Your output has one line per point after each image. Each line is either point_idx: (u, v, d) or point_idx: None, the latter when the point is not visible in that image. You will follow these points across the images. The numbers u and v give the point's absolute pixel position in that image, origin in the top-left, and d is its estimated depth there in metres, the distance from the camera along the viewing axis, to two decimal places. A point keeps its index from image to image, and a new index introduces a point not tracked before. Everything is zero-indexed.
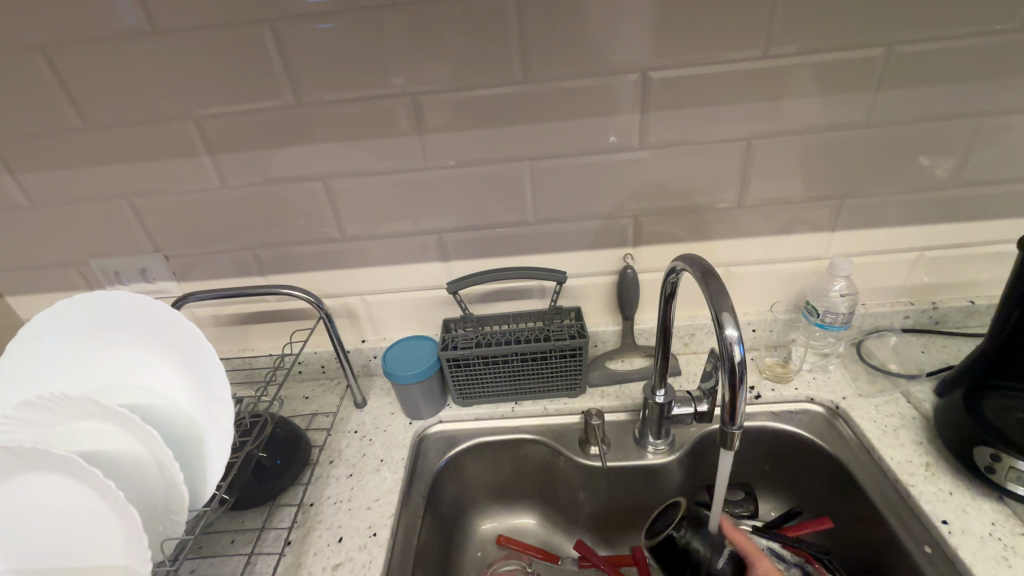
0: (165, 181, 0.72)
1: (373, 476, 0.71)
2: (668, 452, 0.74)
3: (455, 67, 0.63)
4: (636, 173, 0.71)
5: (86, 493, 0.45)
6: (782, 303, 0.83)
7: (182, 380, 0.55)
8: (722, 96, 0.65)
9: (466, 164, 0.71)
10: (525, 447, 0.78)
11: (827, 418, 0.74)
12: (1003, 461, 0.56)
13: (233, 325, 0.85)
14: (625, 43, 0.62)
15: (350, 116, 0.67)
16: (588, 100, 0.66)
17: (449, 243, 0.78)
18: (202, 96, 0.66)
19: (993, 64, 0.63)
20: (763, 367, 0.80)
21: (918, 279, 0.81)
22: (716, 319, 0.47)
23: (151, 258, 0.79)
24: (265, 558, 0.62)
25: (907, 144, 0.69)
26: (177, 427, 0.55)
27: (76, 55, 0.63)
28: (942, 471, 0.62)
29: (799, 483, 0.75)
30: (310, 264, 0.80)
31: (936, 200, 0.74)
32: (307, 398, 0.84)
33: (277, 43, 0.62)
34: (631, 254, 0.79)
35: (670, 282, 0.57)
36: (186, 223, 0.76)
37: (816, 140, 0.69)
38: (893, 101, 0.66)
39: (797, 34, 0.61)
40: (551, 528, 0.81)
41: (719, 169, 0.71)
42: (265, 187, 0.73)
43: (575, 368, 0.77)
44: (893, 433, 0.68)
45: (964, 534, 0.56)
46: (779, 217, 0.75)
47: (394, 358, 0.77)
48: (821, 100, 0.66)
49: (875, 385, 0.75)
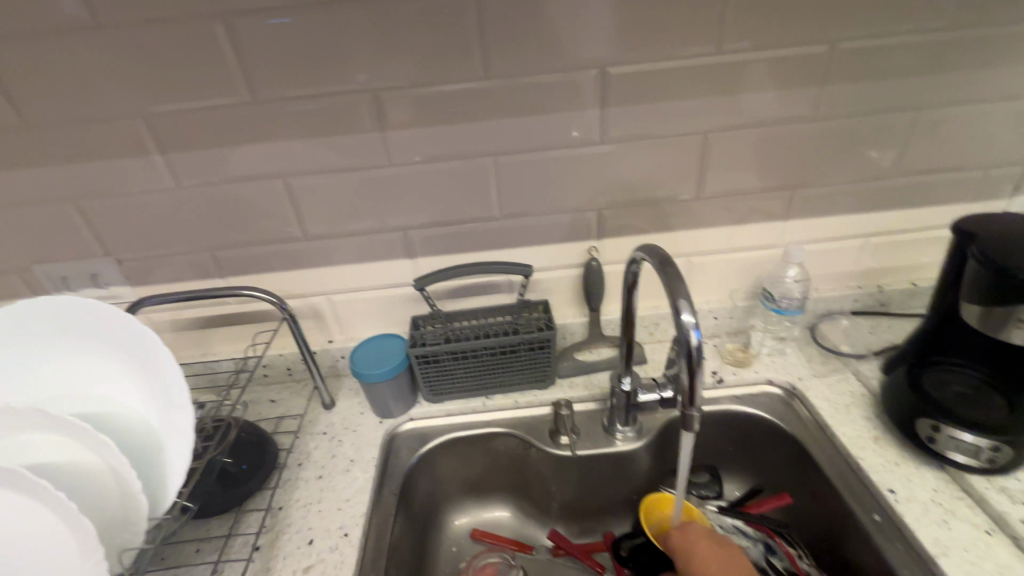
0: (115, 182, 0.70)
1: (344, 477, 0.70)
2: (636, 438, 0.76)
3: (415, 63, 0.63)
4: (598, 167, 0.73)
5: (36, 507, 0.43)
6: (740, 291, 0.86)
7: (137, 386, 0.53)
8: (678, 91, 0.67)
9: (430, 161, 0.70)
10: (497, 441, 0.79)
11: (784, 399, 0.77)
12: (942, 430, 0.60)
13: (193, 329, 0.82)
14: (583, 39, 0.63)
15: (309, 112, 0.66)
16: (548, 95, 0.66)
17: (415, 240, 0.77)
18: (152, 93, 0.63)
19: (926, 60, 0.67)
20: (724, 353, 0.83)
21: (866, 264, 0.85)
22: (673, 305, 0.48)
23: (102, 262, 0.76)
24: (232, 565, 0.60)
25: (852, 135, 0.72)
26: (134, 434, 0.53)
27: (11, 49, 0.60)
28: (889, 444, 0.66)
29: (760, 463, 0.78)
30: (272, 265, 0.78)
31: (879, 188, 0.78)
32: (272, 402, 0.83)
33: (230, 38, 0.60)
34: (595, 246, 0.80)
35: (631, 272, 0.59)
36: (138, 225, 0.73)
37: (767, 133, 0.71)
38: (838, 94, 0.69)
39: (747, 31, 0.64)
40: (524, 519, 0.82)
41: (678, 162, 0.73)
42: (222, 186, 0.71)
43: (544, 361, 0.78)
44: (844, 410, 0.72)
45: (908, 502, 0.59)
46: (735, 208, 0.78)
47: (361, 357, 0.76)
48: (771, 95, 0.68)
49: (828, 366, 0.79)
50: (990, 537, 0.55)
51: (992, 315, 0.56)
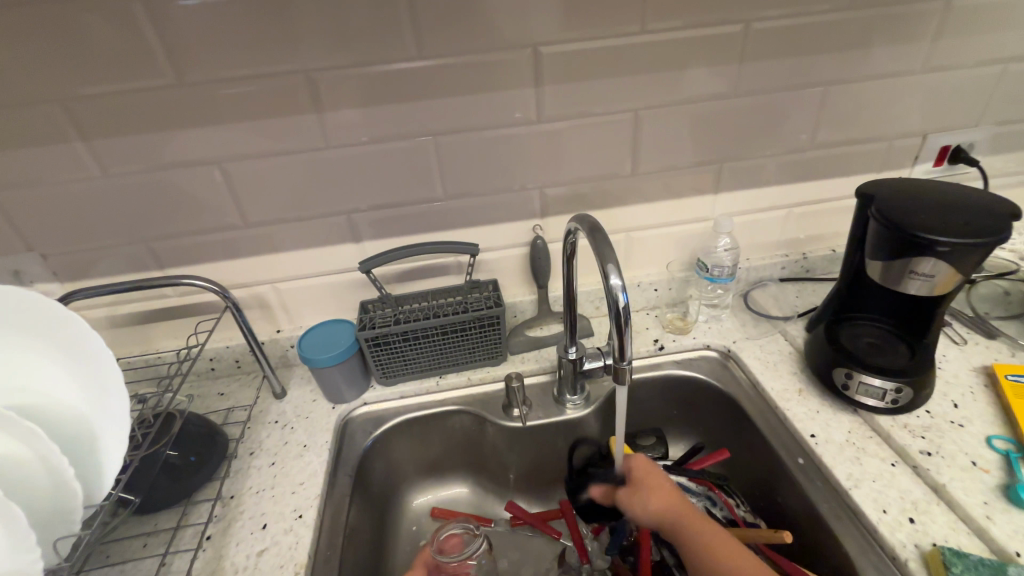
0: (34, 172, 0.66)
1: (297, 461, 0.70)
2: (584, 405, 0.79)
3: (350, 43, 0.63)
4: (538, 146, 0.75)
5: None
6: (678, 262, 0.90)
7: (61, 376, 0.52)
8: (608, 70, 0.70)
9: (370, 142, 0.71)
10: (452, 418, 0.80)
11: (721, 361, 0.83)
12: (854, 377, 0.66)
13: (131, 325, 0.80)
14: (515, 18, 0.65)
15: (241, 95, 0.65)
16: (485, 75, 0.68)
17: (360, 224, 0.78)
18: (70, 76, 0.61)
19: (833, 39, 0.73)
20: (666, 323, 0.88)
21: (790, 233, 0.91)
22: (602, 269, 0.51)
23: (26, 258, 0.72)
24: (182, 556, 0.59)
25: (771, 111, 0.78)
26: (58, 424, 0.51)
27: None
28: (811, 394, 0.72)
29: (701, 423, 0.84)
30: (212, 254, 0.77)
31: (798, 161, 0.84)
32: (222, 395, 0.81)
33: (152, 18, 0.59)
34: (539, 224, 0.83)
35: (569, 243, 0.62)
36: (64, 216, 0.70)
37: (694, 110, 0.76)
38: (755, 72, 0.74)
39: (669, 12, 0.67)
40: (483, 494, 0.84)
41: (613, 140, 0.76)
42: (154, 173, 0.69)
43: (495, 338, 0.80)
44: (773, 367, 0.77)
45: (827, 443, 0.65)
46: (669, 183, 0.82)
47: (311, 343, 0.76)
48: (696, 73, 0.72)
49: (759, 328, 0.85)
50: (895, 469, 0.61)
51: (891, 270, 0.62)
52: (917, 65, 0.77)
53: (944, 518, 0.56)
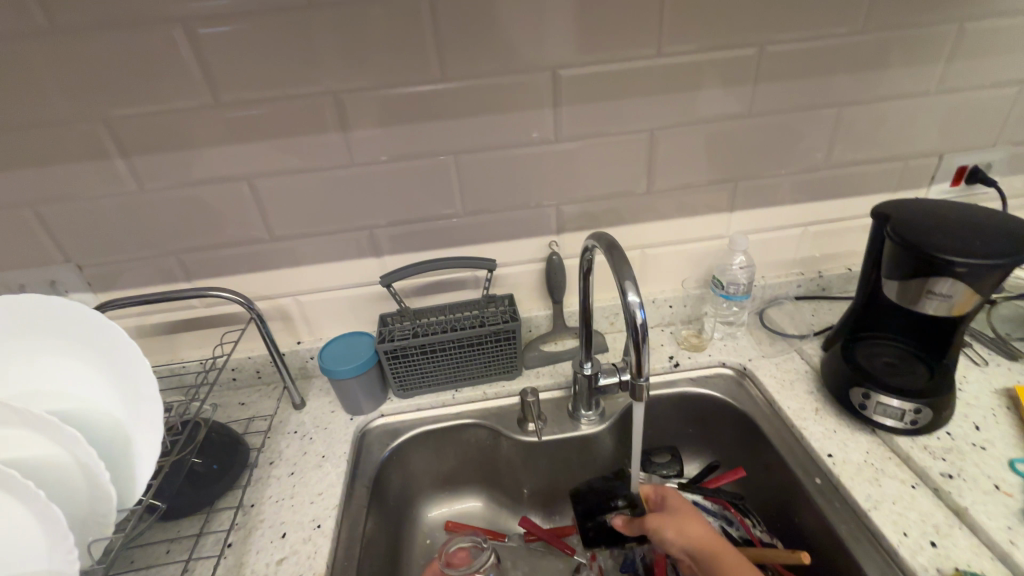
0: (75, 188, 0.70)
1: (315, 472, 0.71)
2: (599, 421, 0.79)
3: (376, 66, 0.66)
4: (556, 164, 0.77)
5: (3, 501, 0.43)
6: (693, 279, 0.91)
7: (102, 382, 0.54)
8: (624, 92, 0.72)
9: (393, 160, 0.73)
10: (467, 432, 0.81)
11: (736, 379, 0.83)
12: (871, 397, 0.66)
13: (158, 335, 0.82)
14: (535, 43, 0.67)
15: (272, 115, 0.68)
16: (504, 96, 0.70)
17: (381, 238, 0.80)
18: (113, 97, 0.64)
19: (848, 61, 0.74)
20: (680, 339, 0.88)
21: (805, 251, 0.92)
22: (620, 287, 0.52)
23: (63, 269, 0.76)
24: (203, 562, 0.61)
25: (785, 132, 0.79)
26: (100, 429, 0.54)
27: None
28: (828, 413, 0.72)
29: (716, 440, 0.83)
30: (238, 267, 0.79)
31: (813, 180, 0.85)
32: (242, 404, 0.83)
33: (191, 44, 0.62)
34: (556, 241, 0.84)
35: (586, 259, 0.63)
36: (101, 230, 0.73)
37: (709, 130, 0.77)
38: (769, 94, 0.75)
39: (685, 36, 0.69)
40: (497, 508, 0.84)
41: (628, 158, 0.78)
42: (186, 189, 0.72)
43: (511, 352, 0.81)
44: (789, 385, 0.77)
45: (845, 463, 0.65)
46: (685, 201, 0.83)
47: (331, 354, 0.77)
48: (712, 94, 0.74)
49: (775, 346, 0.85)
50: (915, 491, 0.61)
51: (909, 289, 0.62)
52: (932, 86, 0.78)
53: (966, 542, 0.55)
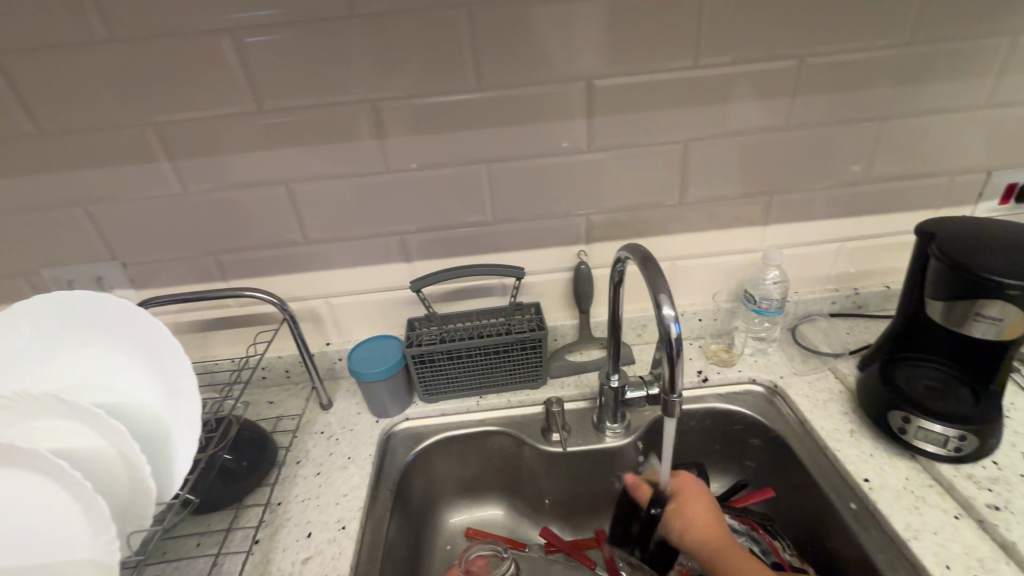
0: (123, 188, 0.72)
1: (341, 473, 0.72)
2: (624, 434, 0.78)
3: (413, 75, 0.67)
4: (587, 174, 0.77)
5: (53, 489, 0.45)
6: (723, 292, 0.90)
7: (145, 377, 0.56)
8: (659, 103, 0.72)
9: (425, 168, 0.74)
10: (490, 439, 0.81)
11: (767, 396, 0.81)
12: (912, 422, 0.63)
13: (194, 332, 0.85)
14: (571, 53, 0.67)
15: (311, 122, 0.69)
16: (538, 106, 0.71)
17: (412, 244, 0.81)
18: (162, 103, 0.67)
19: (891, 75, 0.72)
20: (709, 354, 0.87)
21: (842, 267, 0.89)
22: (654, 299, 0.52)
23: (108, 266, 0.79)
24: (232, 557, 0.62)
25: (824, 146, 0.77)
26: (142, 423, 0.56)
27: (28, 63, 0.63)
28: (865, 436, 0.69)
29: (744, 459, 0.81)
30: (272, 268, 0.81)
31: (852, 195, 0.82)
32: (271, 403, 0.85)
33: (237, 52, 0.64)
34: (584, 250, 0.84)
35: (618, 270, 0.63)
36: (145, 229, 0.76)
37: (745, 143, 0.76)
38: (808, 106, 0.74)
39: (723, 47, 0.68)
40: (518, 517, 0.84)
41: (661, 170, 0.77)
42: (227, 192, 0.74)
43: (536, 361, 0.81)
44: (823, 405, 0.75)
45: (882, 489, 0.62)
46: (717, 214, 0.82)
47: (359, 357, 0.79)
48: (750, 106, 0.73)
49: (808, 364, 0.82)
50: (959, 522, 0.58)
51: (954, 312, 0.60)
52: (981, 101, 0.75)
53: None
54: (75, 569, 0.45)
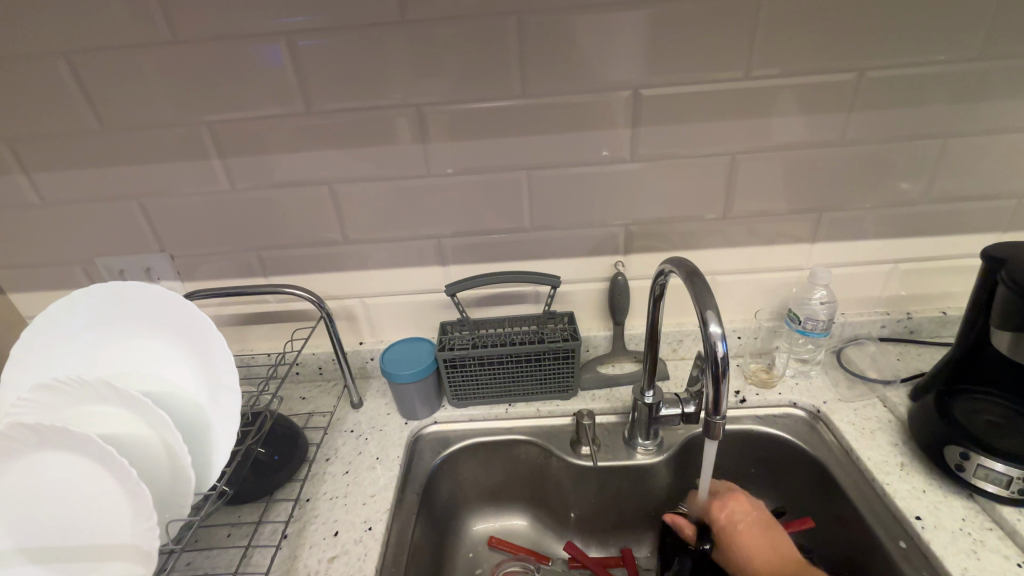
0: (175, 183, 0.75)
1: (369, 473, 0.72)
2: (656, 452, 0.76)
3: (458, 80, 0.67)
4: (628, 184, 0.75)
5: (100, 473, 0.47)
6: (765, 311, 0.87)
7: (190, 369, 0.58)
8: (707, 114, 0.70)
9: (465, 172, 0.74)
10: (518, 448, 0.80)
11: (809, 421, 0.78)
12: (971, 459, 0.59)
13: (233, 325, 0.87)
14: (618, 62, 0.66)
15: (356, 124, 0.70)
16: (581, 114, 0.70)
17: (448, 248, 0.81)
18: (216, 102, 0.69)
19: (958, 90, 0.68)
20: (748, 373, 0.84)
21: (893, 289, 0.85)
22: (700, 316, 0.50)
23: (157, 257, 0.81)
24: (261, 551, 0.63)
25: (881, 163, 0.74)
26: (183, 413, 0.57)
27: (94, 61, 0.66)
28: (916, 471, 0.66)
29: (782, 485, 0.78)
30: (311, 266, 0.83)
31: (908, 215, 0.78)
32: (304, 399, 0.86)
33: (290, 55, 0.66)
34: (622, 261, 0.82)
35: (659, 284, 0.61)
36: (193, 224, 0.78)
37: (795, 157, 0.73)
38: (865, 122, 0.71)
39: (777, 59, 0.66)
40: (542, 529, 0.83)
41: (706, 182, 0.75)
42: (272, 190, 0.75)
43: (568, 371, 0.80)
44: (870, 434, 0.71)
45: (936, 530, 0.59)
46: (762, 229, 0.79)
47: (392, 357, 0.79)
48: (802, 119, 0.70)
49: (854, 391, 0.79)
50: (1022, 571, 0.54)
51: None
52: None
53: None
54: (118, 553, 0.47)
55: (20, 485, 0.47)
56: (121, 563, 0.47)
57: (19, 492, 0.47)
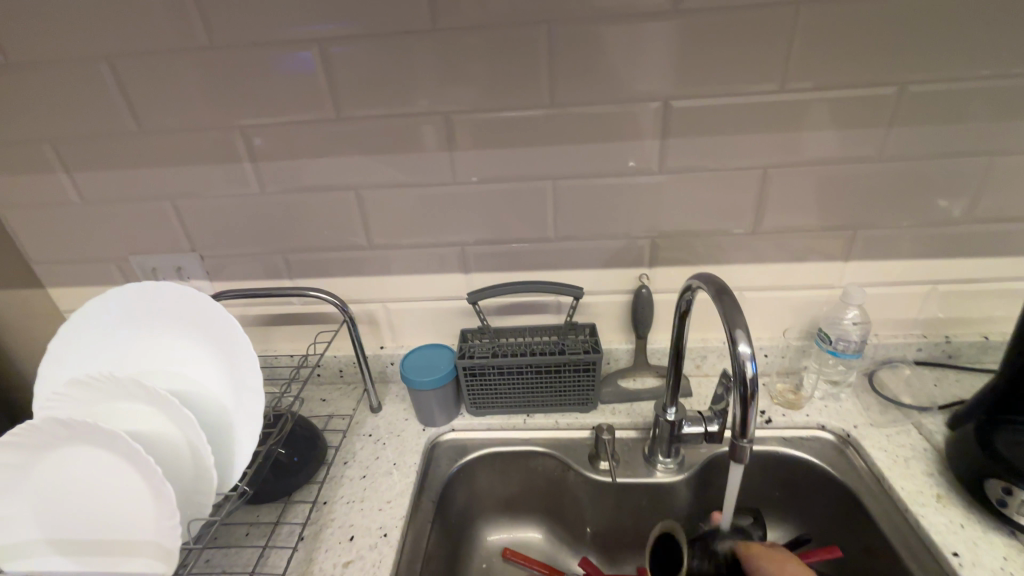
0: (207, 185, 0.77)
1: (386, 479, 0.72)
2: (677, 471, 0.75)
3: (487, 89, 0.67)
4: (654, 196, 0.74)
5: (127, 470, 0.48)
6: (794, 329, 0.84)
7: (215, 369, 0.59)
8: (739, 127, 0.68)
9: (491, 181, 0.74)
10: (535, 460, 0.79)
11: (838, 446, 0.75)
12: (1014, 494, 0.57)
13: (258, 326, 0.88)
14: (648, 73, 0.65)
15: (384, 131, 0.71)
16: (609, 125, 0.69)
17: (471, 256, 0.81)
18: (249, 107, 0.70)
19: (1006, 106, 0.65)
20: (774, 393, 0.82)
21: (930, 311, 0.82)
22: (729, 335, 0.49)
23: (188, 257, 0.83)
24: (278, 552, 0.63)
25: (921, 180, 0.71)
26: (208, 413, 0.58)
27: (135, 66, 0.68)
28: (953, 504, 0.63)
29: (808, 511, 0.75)
30: (336, 270, 0.83)
31: (949, 235, 0.75)
32: (324, 401, 0.87)
33: (322, 62, 0.67)
34: (646, 274, 0.81)
35: (686, 299, 0.60)
36: (223, 225, 0.80)
37: (829, 172, 0.71)
38: (906, 138, 0.68)
39: (812, 72, 0.64)
40: (557, 543, 0.81)
41: (735, 196, 0.74)
42: (300, 194, 0.77)
43: (588, 384, 0.79)
44: (904, 463, 0.69)
45: (974, 567, 0.56)
46: (792, 245, 0.77)
47: (411, 363, 0.79)
48: (838, 134, 0.68)
49: (887, 416, 0.76)
50: None
51: None
52: None
53: None
54: (141, 550, 0.48)
55: (51, 478, 0.48)
56: (143, 559, 0.48)
57: (49, 485, 0.48)
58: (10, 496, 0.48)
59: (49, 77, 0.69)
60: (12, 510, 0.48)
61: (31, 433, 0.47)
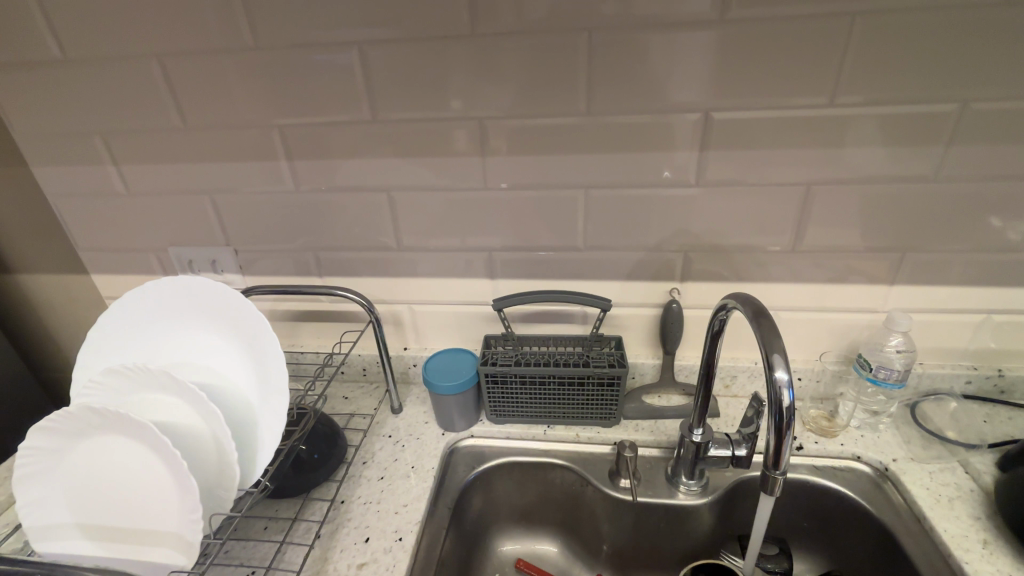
0: (244, 182, 0.78)
1: (403, 482, 0.72)
2: (700, 494, 0.72)
3: (522, 96, 0.67)
4: (687, 210, 0.72)
5: (153, 460, 0.49)
6: (831, 353, 0.81)
7: (243, 366, 0.60)
8: (782, 142, 0.66)
9: (521, 187, 0.73)
10: (554, 472, 0.78)
11: (874, 479, 0.71)
12: None
13: (286, 320, 0.90)
14: (688, 83, 0.64)
15: (417, 134, 0.71)
16: (646, 135, 0.67)
17: (498, 261, 0.80)
18: (288, 107, 0.71)
19: None
20: (807, 419, 0.78)
21: (982, 342, 0.77)
22: (766, 359, 0.47)
23: (223, 251, 0.86)
24: (294, 548, 0.63)
25: (979, 203, 0.67)
26: (233, 409, 0.59)
27: (182, 64, 0.70)
28: (1002, 551, 0.59)
29: (840, 545, 0.72)
30: (363, 270, 0.84)
31: (1007, 261, 0.71)
32: (346, 399, 0.88)
33: (360, 63, 0.67)
34: (677, 288, 0.79)
35: (719, 318, 0.58)
36: (256, 221, 0.82)
37: (878, 191, 0.68)
38: (964, 158, 0.64)
39: (864, 87, 0.61)
40: (571, 557, 0.80)
41: (774, 211, 0.71)
42: (332, 194, 0.77)
43: (612, 399, 0.77)
44: (947, 503, 0.65)
45: None
46: (833, 265, 0.74)
47: (433, 368, 0.79)
48: (889, 152, 0.65)
49: (930, 451, 0.72)
50: None
51: None
52: None
53: None
54: (163, 540, 0.49)
55: (83, 463, 0.50)
56: (164, 550, 0.49)
57: (81, 470, 0.50)
58: (46, 479, 0.49)
59: (103, 74, 0.71)
60: (46, 493, 0.50)
61: (67, 420, 0.48)
